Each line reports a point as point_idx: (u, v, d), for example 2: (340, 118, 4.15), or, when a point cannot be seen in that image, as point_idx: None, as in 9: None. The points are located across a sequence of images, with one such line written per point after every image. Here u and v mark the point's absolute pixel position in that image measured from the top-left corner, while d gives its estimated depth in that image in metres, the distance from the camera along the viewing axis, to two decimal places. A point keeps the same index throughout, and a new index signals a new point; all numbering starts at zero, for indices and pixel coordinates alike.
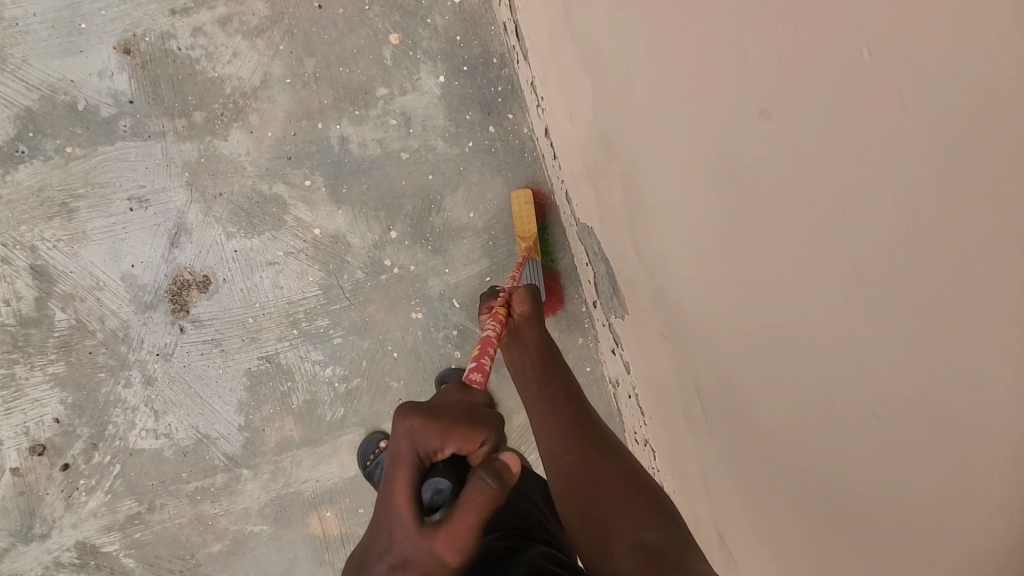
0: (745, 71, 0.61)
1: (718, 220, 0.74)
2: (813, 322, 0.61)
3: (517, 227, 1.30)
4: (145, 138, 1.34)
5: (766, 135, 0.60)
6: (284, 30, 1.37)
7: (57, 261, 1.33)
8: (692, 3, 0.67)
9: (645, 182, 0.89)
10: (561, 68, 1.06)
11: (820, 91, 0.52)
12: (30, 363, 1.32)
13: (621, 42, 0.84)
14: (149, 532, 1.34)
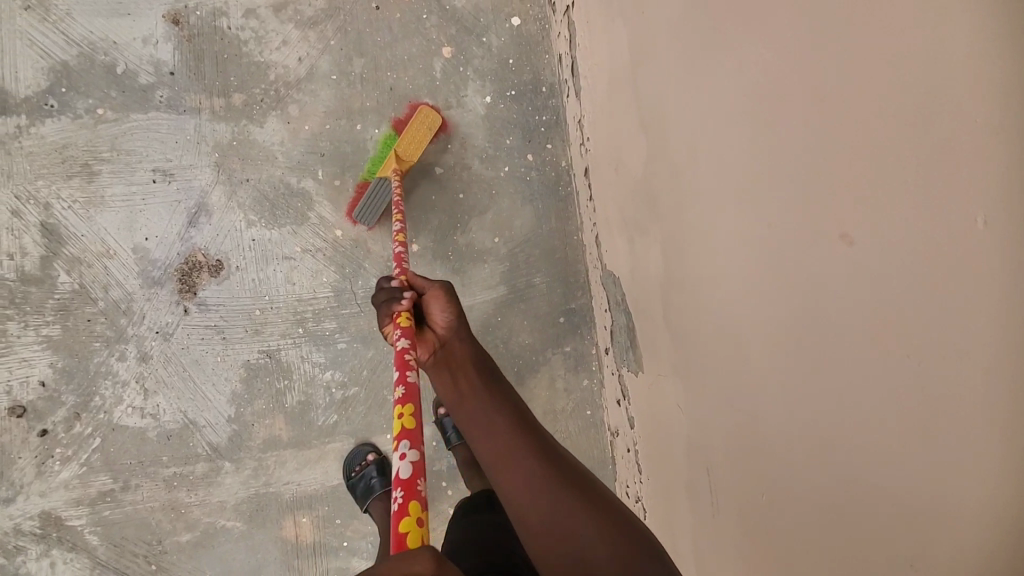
0: (785, 166, 0.62)
1: (739, 298, 0.75)
2: (809, 415, 0.62)
3: (403, 145, 1.26)
4: (180, 112, 1.31)
5: (797, 232, 0.62)
6: (338, 25, 1.35)
7: (70, 221, 1.30)
8: (745, 86, 0.68)
9: (677, 243, 0.90)
10: (614, 116, 1.06)
11: (851, 207, 0.53)
12: (24, 321, 1.29)
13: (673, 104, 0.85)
14: (118, 511, 1.30)
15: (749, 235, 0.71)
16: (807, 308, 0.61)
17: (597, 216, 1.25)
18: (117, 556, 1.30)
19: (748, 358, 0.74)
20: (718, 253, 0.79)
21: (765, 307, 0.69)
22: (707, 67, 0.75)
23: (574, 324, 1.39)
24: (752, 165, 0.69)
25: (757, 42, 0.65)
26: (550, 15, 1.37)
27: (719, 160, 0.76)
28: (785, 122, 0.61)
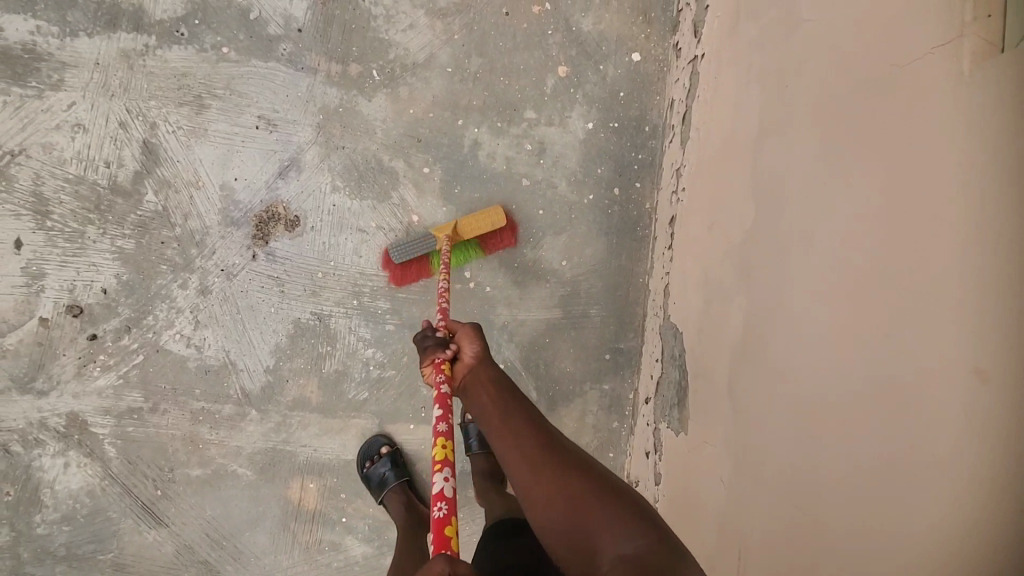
0: (855, 247, 0.70)
1: (785, 363, 0.80)
2: (840, 471, 0.67)
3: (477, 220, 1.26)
4: (297, 69, 1.35)
5: (855, 308, 0.68)
6: (465, 22, 1.37)
7: (169, 145, 1.34)
8: (829, 168, 0.76)
9: (742, 307, 0.94)
10: (719, 174, 1.07)
11: (910, 285, 0.61)
12: (103, 229, 1.33)
13: (761, 174, 0.93)
14: (141, 430, 1.34)
15: (834, 317, 0.72)
16: (882, 404, 0.62)
17: (675, 265, 1.25)
18: (129, 471, 1.33)
19: (784, 421, 0.79)
20: (788, 318, 0.82)
21: (832, 387, 0.70)
22: (801, 146, 0.83)
23: (618, 364, 1.38)
24: (854, 251, 0.70)
25: (901, 141, 0.65)
26: (672, 58, 1.37)
27: (795, 233, 0.82)
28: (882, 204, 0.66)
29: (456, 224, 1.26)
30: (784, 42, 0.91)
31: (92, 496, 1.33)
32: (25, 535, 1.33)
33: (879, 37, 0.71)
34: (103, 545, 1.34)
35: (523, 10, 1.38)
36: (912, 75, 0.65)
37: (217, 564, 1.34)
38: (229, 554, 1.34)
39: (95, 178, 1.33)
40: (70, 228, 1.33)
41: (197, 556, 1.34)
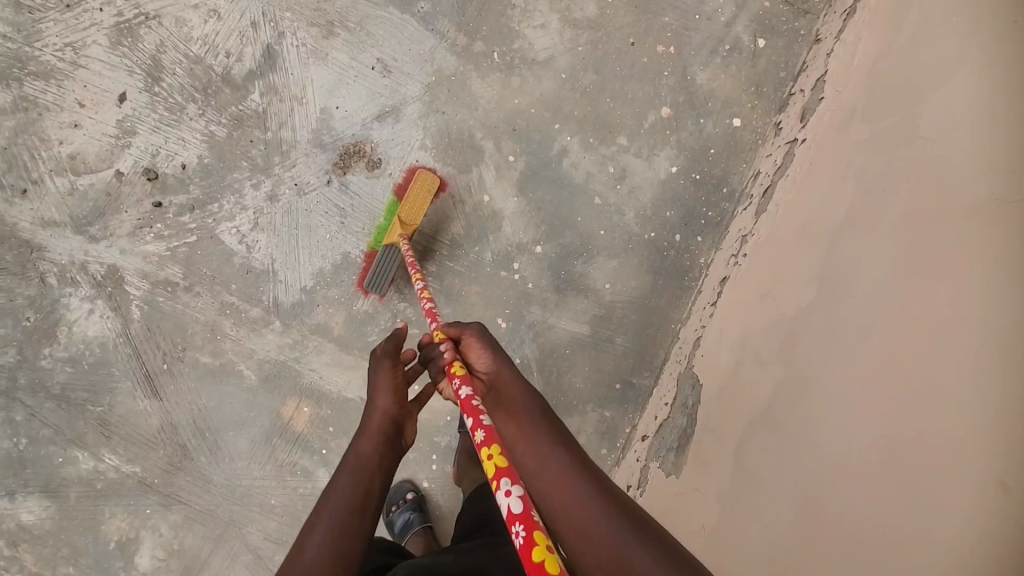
0: (888, 336, 0.80)
1: (797, 427, 0.90)
2: (842, 526, 0.74)
3: (411, 212, 1.30)
4: (427, 28, 1.42)
5: (876, 386, 0.78)
6: (592, 38, 1.44)
7: (289, 57, 1.41)
8: (878, 264, 0.88)
9: (765, 371, 1.03)
10: (782, 250, 1.15)
11: (929, 371, 0.71)
12: (203, 110, 1.39)
13: (813, 260, 1.04)
14: (170, 304, 1.38)
15: (867, 408, 0.79)
16: (891, 471, 0.71)
17: (715, 321, 1.30)
18: (145, 338, 1.38)
19: (789, 477, 0.87)
20: (806, 388, 0.91)
21: (844, 456, 0.79)
22: (858, 242, 0.94)
23: (625, 396, 1.42)
24: (898, 348, 0.78)
25: (949, 254, 0.76)
26: (769, 135, 1.43)
27: (833, 316, 0.92)
28: (920, 303, 0.77)
29: (398, 214, 1.30)
30: (887, 150, 0.97)
31: (103, 349, 1.38)
32: (29, 363, 1.37)
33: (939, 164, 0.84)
34: (95, 397, 1.38)
35: (648, 46, 1.44)
36: (992, 209, 0.71)
37: (193, 452, 1.38)
38: (207, 446, 1.39)
39: (212, 62, 1.40)
40: (172, 99, 1.39)
41: (177, 438, 1.38)
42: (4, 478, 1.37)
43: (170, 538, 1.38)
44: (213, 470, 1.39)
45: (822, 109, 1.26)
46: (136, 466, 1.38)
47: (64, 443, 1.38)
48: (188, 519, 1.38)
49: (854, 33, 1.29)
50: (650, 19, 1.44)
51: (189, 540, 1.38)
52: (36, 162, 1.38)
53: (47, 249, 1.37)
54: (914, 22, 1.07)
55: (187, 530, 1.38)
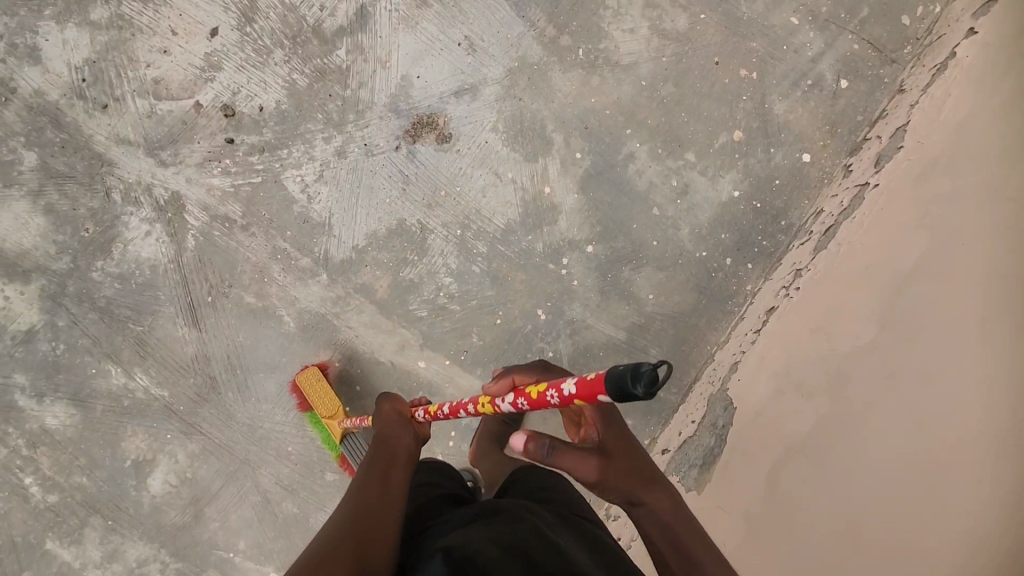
0: (904, 371, 0.99)
1: (819, 444, 1.05)
2: (883, 524, 0.94)
3: (323, 406, 1.35)
4: (519, 14, 1.43)
5: (898, 413, 0.98)
6: (677, 50, 1.45)
7: (380, 20, 1.43)
8: (897, 309, 1.05)
9: (785, 395, 1.14)
10: (820, 289, 1.22)
11: (946, 400, 0.93)
12: (289, 58, 1.42)
13: (840, 302, 1.15)
14: (224, 239, 1.41)
15: (889, 430, 0.98)
16: (920, 479, 0.93)
17: (756, 348, 1.32)
18: (195, 268, 1.41)
19: (819, 488, 1.02)
20: (829, 410, 1.06)
21: (870, 469, 0.98)
22: (882, 289, 1.09)
23: (649, 407, 1.43)
24: (914, 381, 0.97)
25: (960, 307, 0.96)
26: (837, 176, 1.42)
27: (855, 352, 1.07)
28: (932, 348, 0.97)
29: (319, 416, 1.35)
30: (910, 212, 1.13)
31: (152, 271, 1.41)
32: (80, 272, 1.41)
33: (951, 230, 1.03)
34: (137, 317, 1.41)
35: (731, 68, 1.45)
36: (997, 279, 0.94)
37: (221, 386, 1.41)
38: (236, 383, 1.41)
39: (305, 13, 1.42)
40: (261, 42, 1.42)
41: (208, 371, 1.41)
42: (36, 378, 1.40)
43: (184, 466, 1.41)
44: (237, 407, 1.41)
45: (898, 158, 1.31)
46: (164, 391, 1.41)
47: (100, 356, 1.41)
48: (205, 450, 1.41)
49: (944, 89, 1.29)
50: (737, 41, 1.45)
51: (202, 471, 1.41)
52: (121, 81, 1.41)
53: (117, 166, 1.41)
54: (1005, 90, 1.10)
55: (202, 462, 1.41)
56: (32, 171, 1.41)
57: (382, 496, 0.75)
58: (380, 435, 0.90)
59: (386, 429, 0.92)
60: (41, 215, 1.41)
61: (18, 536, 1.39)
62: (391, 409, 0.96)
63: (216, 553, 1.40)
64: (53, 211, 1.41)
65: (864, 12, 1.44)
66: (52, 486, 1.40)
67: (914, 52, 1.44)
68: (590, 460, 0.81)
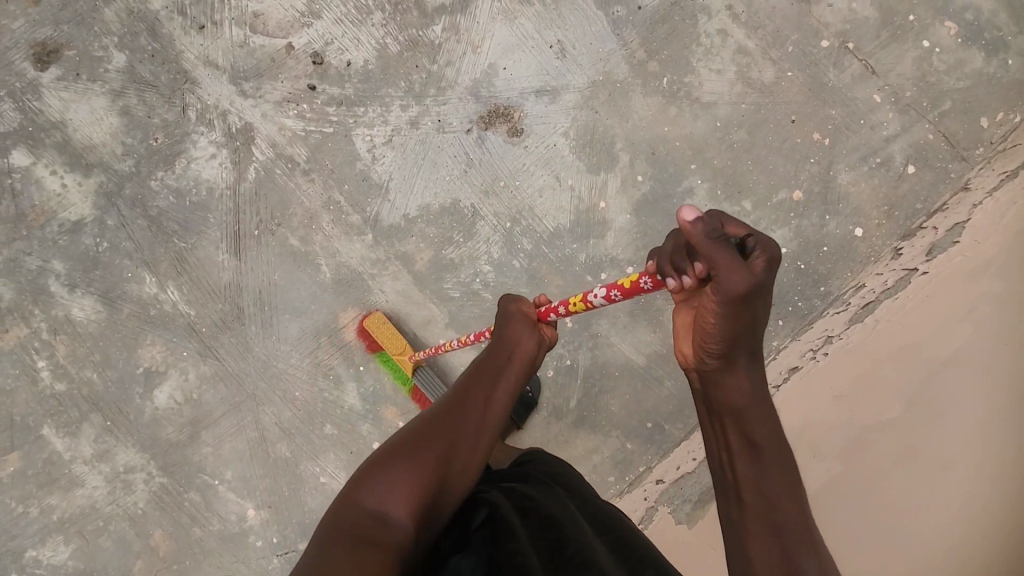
0: (930, 407, 1.16)
1: (855, 472, 1.16)
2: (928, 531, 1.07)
3: (389, 346, 1.35)
4: (614, 32, 1.47)
5: (929, 438, 1.14)
6: (757, 101, 1.47)
7: (481, 7, 1.46)
8: (921, 356, 1.21)
9: (819, 435, 1.22)
10: (857, 352, 1.29)
11: (969, 422, 1.11)
12: (386, 22, 1.45)
13: (871, 356, 1.27)
14: (284, 179, 1.44)
15: (922, 452, 1.13)
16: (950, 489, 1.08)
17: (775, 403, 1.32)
18: (250, 200, 1.44)
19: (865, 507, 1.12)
20: (862, 441, 1.19)
21: (910, 486, 1.11)
22: (913, 346, 1.23)
23: (652, 437, 1.44)
24: (933, 411, 1.15)
25: (977, 356, 1.16)
26: (884, 256, 1.43)
27: (885, 397, 1.21)
28: (954, 388, 1.15)
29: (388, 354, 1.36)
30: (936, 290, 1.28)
31: (208, 193, 1.44)
32: (140, 177, 1.44)
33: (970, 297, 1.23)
34: (183, 233, 1.44)
35: (805, 129, 1.47)
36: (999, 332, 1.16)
37: (247, 318, 1.43)
38: (262, 319, 1.43)
39: None
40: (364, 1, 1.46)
41: (238, 300, 1.43)
42: (72, 269, 1.43)
43: (193, 386, 1.43)
44: (256, 342, 1.43)
45: (953, 251, 1.33)
46: (191, 309, 1.43)
47: (138, 262, 1.43)
48: (217, 376, 1.43)
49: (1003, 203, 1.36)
50: (817, 106, 1.47)
51: (209, 395, 1.43)
52: (223, 7, 1.45)
53: (200, 86, 1.44)
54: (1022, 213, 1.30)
55: (211, 386, 1.43)
56: (118, 72, 1.44)
57: (478, 426, 0.76)
58: (505, 333, 0.89)
59: (513, 327, 0.90)
60: (117, 116, 1.44)
61: (18, 415, 1.41)
62: (526, 310, 0.93)
63: (202, 478, 1.42)
64: (129, 114, 1.44)
65: (944, 105, 1.47)
66: (62, 375, 1.42)
67: (984, 155, 1.46)
68: (746, 271, 0.62)
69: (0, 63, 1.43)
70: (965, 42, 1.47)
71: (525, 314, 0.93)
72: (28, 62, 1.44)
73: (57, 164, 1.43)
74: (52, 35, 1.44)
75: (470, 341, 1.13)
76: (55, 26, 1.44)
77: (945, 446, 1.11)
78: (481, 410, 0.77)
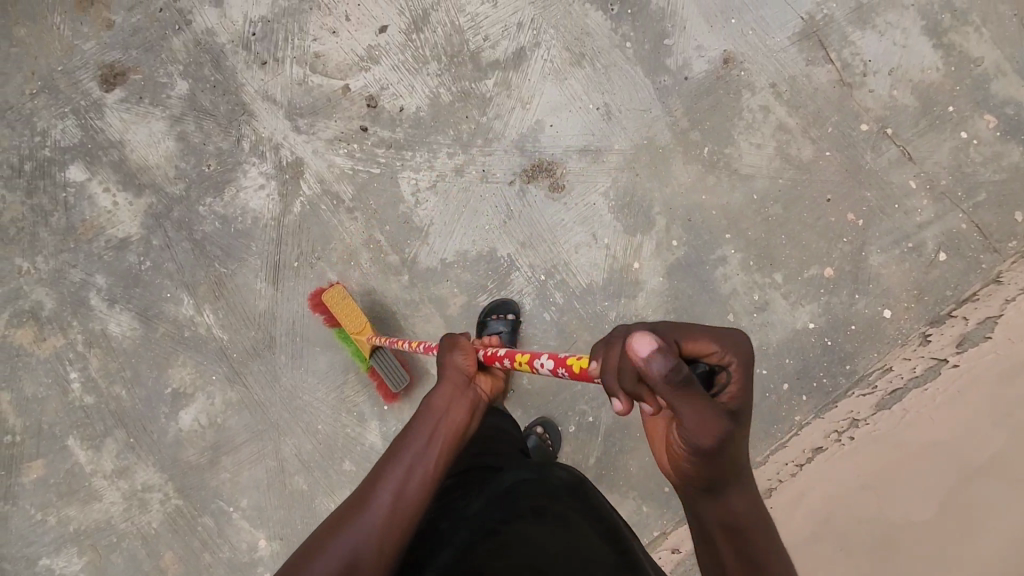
0: (954, 499, 1.19)
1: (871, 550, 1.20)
2: None
3: (348, 323, 1.35)
4: (660, 100, 1.51)
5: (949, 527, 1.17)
6: (795, 177, 1.51)
7: (534, 65, 1.51)
8: (951, 452, 1.24)
9: (838, 508, 1.26)
10: (889, 437, 1.30)
11: (994, 523, 1.15)
12: (440, 73, 1.50)
13: (899, 442, 1.29)
14: (328, 216, 1.48)
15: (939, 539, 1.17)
16: None
17: (800, 479, 1.33)
18: (293, 233, 1.47)
19: None
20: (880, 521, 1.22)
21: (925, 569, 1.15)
22: (943, 442, 1.25)
23: (667, 501, 1.44)
24: (955, 502, 1.19)
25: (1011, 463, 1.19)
26: (913, 340, 1.45)
27: (906, 482, 1.24)
28: (981, 488, 1.19)
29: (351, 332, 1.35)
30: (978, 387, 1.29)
31: (254, 222, 1.47)
32: (189, 202, 1.48)
33: (1007, 404, 1.25)
34: (225, 259, 1.47)
35: (840, 209, 1.50)
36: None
37: (277, 348, 1.45)
38: (292, 349, 1.45)
39: (469, 38, 1.51)
40: (422, 51, 1.51)
41: (270, 329, 1.46)
42: (114, 285, 1.46)
43: (218, 410, 1.44)
44: (285, 372, 1.45)
45: (983, 347, 1.34)
46: (225, 334, 1.45)
47: (179, 283, 1.46)
48: (243, 403, 1.44)
49: None
50: (853, 187, 1.50)
51: (232, 421, 1.44)
52: (286, 45, 1.50)
53: (256, 119, 1.49)
54: None
55: (235, 412, 1.44)
56: (179, 99, 1.50)
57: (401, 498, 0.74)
58: (428, 403, 0.85)
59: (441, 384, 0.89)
60: (173, 141, 1.49)
61: (45, 424, 1.43)
62: (460, 362, 0.93)
63: (217, 503, 1.42)
64: (185, 139, 1.49)
65: (979, 196, 1.49)
66: (92, 388, 1.44)
67: (1016, 249, 1.48)
68: (715, 415, 0.57)
69: (68, 81, 1.49)
70: (1003, 137, 1.51)
71: (457, 363, 0.93)
72: (95, 82, 1.49)
73: (112, 182, 1.48)
74: (120, 59, 1.50)
75: (419, 349, 1.21)
76: (124, 51, 1.50)
77: (970, 540, 1.15)
78: (390, 503, 0.73)
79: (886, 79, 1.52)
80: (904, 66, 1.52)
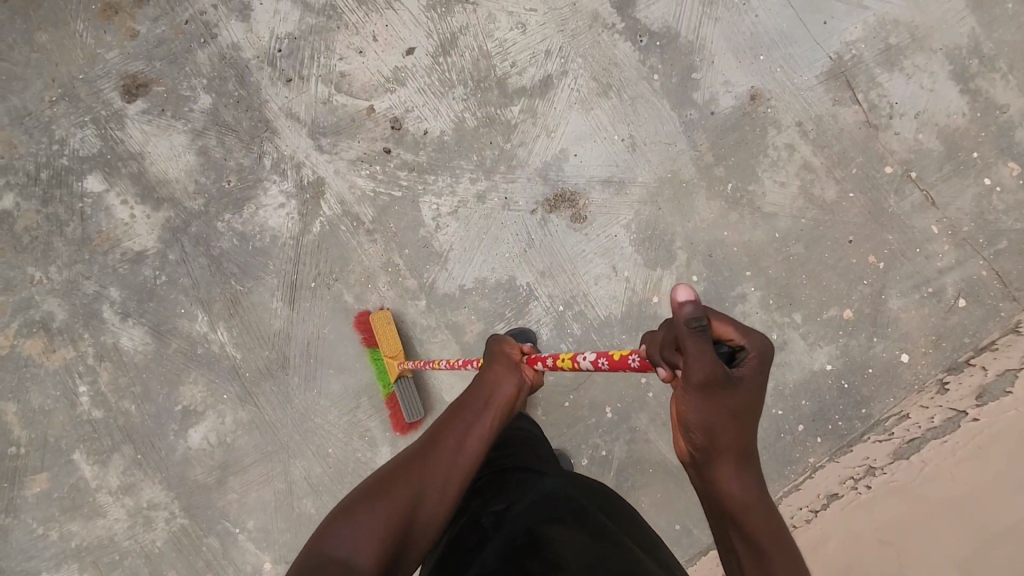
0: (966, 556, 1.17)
1: None
2: None
3: (385, 344, 1.38)
4: (685, 134, 1.51)
5: None
6: (817, 217, 1.50)
7: (560, 94, 1.50)
8: (964, 509, 1.22)
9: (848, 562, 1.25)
10: (901, 490, 1.30)
11: None
12: (466, 97, 1.49)
13: (911, 496, 1.29)
14: (347, 237, 1.46)
15: None
16: None
17: (812, 529, 1.34)
18: (311, 253, 1.46)
19: None
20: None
21: None
22: (954, 497, 1.25)
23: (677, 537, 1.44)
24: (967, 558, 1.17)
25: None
26: (929, 387, 1.45)
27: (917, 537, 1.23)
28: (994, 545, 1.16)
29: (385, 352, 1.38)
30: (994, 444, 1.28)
31: (272, 240, 1.46)
32: (208, 217, 1.46)
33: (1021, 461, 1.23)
34: (241, 277, 1.45)
35: (861, 251, 1.49)
36: None
37: (291, 369, 1.44)
38: (306, 371, 1.44)
39: (496, 63, 1.50)
40: (448, 74, 1.50)
41: (284, 349, 1.44)
42: (127, 298, 1.44)
43: (228, 429, 1.42)
44: (298, 393, 1.43)
45: (1003, 403, 1.32)
46: (238, 352, 1.44)
47: (193, 299, 1.45)
48: (253, 423, 1.43)
49: None
50: (875, 230, 1.50)
51: (242, 441, 1.42)
52: (312, 63, 1.49)
53: (278, 137, 1.48)
54: None
55: (245, 432, 1.42)
56: (202, 112, 1.48)
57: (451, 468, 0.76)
58: (483, 377, 0.88)
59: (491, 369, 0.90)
60: (194, 155, 1.47)
61: (51, 437, 1.41)
62: (510, 351, 0.94)
63: (224, 524, 1.41)
64: (206, 154, 1.47)
65: (1000, 244, 1.49)
66: (101, 403, 1.42)
67: None
68: (717, 367, 0.58)
69: (90, 90, 1.47)
70: None
71: (508, 353, 0.94)
72: (117, 92, 1.47)
73: (130, 194, 1.46)
74: (143, 69, 1.48)
75: (457, 365, 1.19)
76: (148, 62, 1.48)
77: None
78: (448, 460, 0.76)
79: (912, 123, 1.52)
80: (930, 111, 1.52)
